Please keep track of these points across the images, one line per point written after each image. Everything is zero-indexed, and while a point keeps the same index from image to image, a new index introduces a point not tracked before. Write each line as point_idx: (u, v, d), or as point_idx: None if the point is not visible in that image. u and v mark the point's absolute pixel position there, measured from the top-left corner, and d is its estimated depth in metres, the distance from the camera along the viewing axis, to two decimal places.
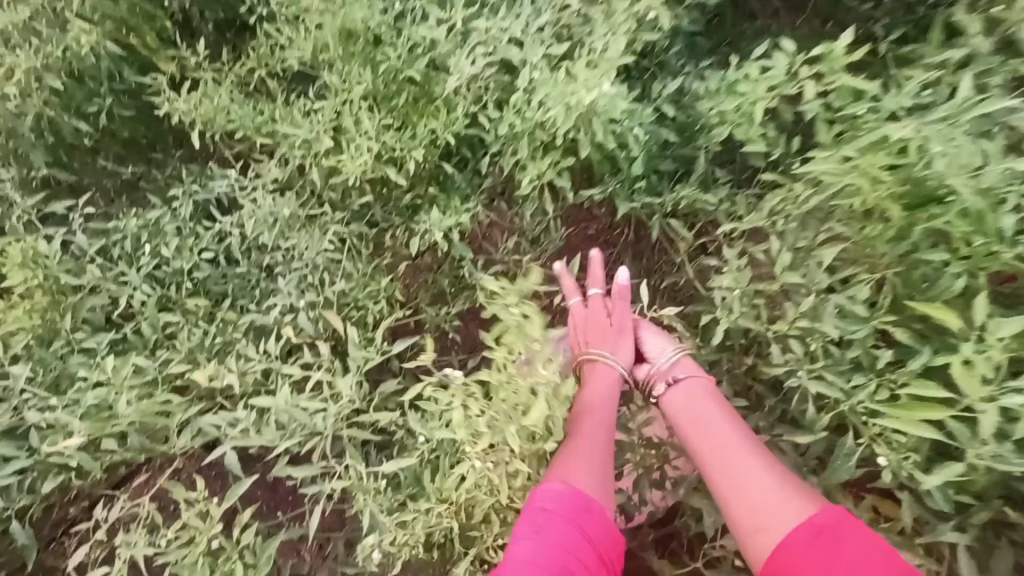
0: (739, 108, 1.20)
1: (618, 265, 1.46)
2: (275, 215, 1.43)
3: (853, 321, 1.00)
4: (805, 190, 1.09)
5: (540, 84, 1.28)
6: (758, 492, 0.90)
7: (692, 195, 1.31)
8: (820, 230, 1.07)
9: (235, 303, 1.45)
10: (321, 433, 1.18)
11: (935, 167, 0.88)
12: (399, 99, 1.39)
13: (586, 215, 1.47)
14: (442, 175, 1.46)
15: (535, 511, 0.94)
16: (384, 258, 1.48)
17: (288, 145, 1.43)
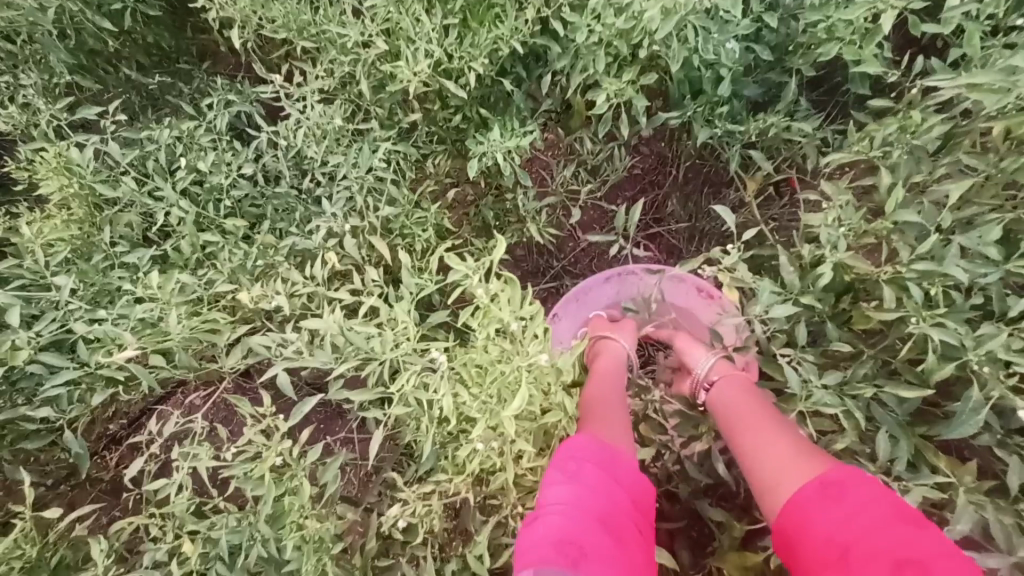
0: (851, 23, 1.06)
1: (665, 206, 1.42)
2: (324, 126, 1.33)
3: (981, 263, 0.91)
4: (928, 118, 1.02)
5: None
6: (775, 452, 0.84)
7: (780, 124, 1.19)
8: (938, 165, 1.00)
9: (275, 227, 1.38)
10: (377, 359, 1.14)
11: None
12: (455, 4, 1.25)
13: (634, 153, 1.42)
14: (498, 94, 1.33)
15: (564, 460, 0.86)
16: (429, 184, 1.39)
17: (337, 50, 1.30)
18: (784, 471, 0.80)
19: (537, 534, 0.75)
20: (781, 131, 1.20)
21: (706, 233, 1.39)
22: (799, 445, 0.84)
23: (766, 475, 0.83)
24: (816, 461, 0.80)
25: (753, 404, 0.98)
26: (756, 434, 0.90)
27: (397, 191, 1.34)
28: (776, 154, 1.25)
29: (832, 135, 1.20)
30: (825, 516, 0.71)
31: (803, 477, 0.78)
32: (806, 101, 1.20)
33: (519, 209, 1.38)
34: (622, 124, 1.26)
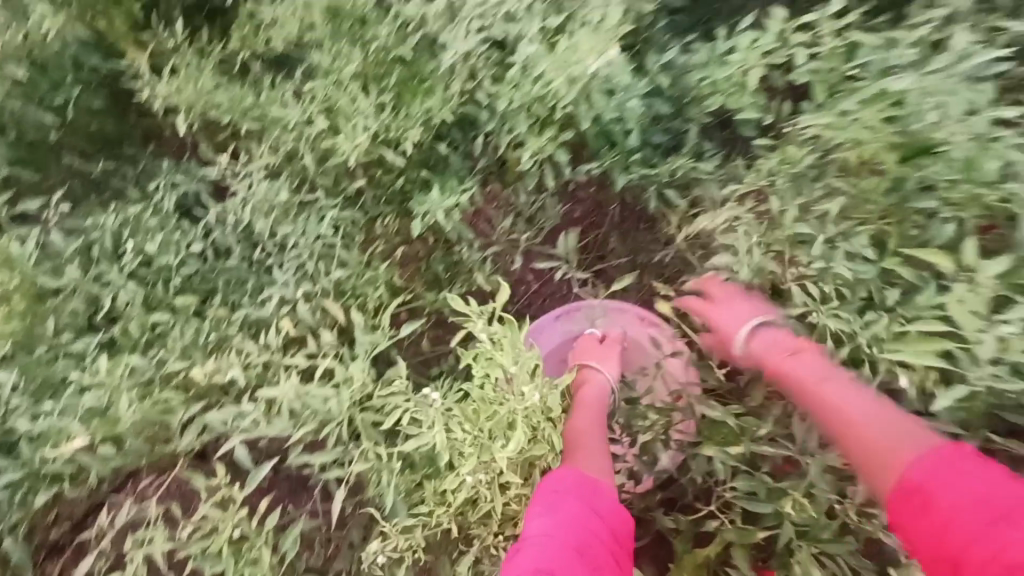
0: (731, 77, 1.24)
1: (605, 245, 1.53)
2: (271, 201, 1.40)
3: (861, 263, 1.09)
4: (800, 151, 1.20)
5: (538, 59, 1.28)
6: (870, 442, 0.87)
7: (687, 164, 1.34)
8: (816, 188, 1.17)
9: (226, 299, 1.40)
10: (335, 418, 1.19)
11: (928, 119, 1.02)
12: (388, 80, 1.36)
13: (571, 198, 1.52)
14: (436, 157, 1.43)
15: (545, 494, 0.94)
16: (378, 245, 1.45)
17: (281, 128, 1.39)
18: (874, 466, 0.84)
19: (519, 563, 0.82)
20: (688, 170, 1.35)
21: (642, 268, 1.50)
22: (888, 434, 0.86)
23: (868, 457, 0.85)
24: (904, 450, 0.81)
25: (834, 386, 1.01)
26: (844, 428, 0.93)
27: (347, 252, 1.41)
28: (689, 191, 1.39)
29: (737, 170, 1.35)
30: (913, 522, 0.74)
31: (892, 473, 0.80)
32: (709, 145, 1.36)
33: (464, 261, 1.47)
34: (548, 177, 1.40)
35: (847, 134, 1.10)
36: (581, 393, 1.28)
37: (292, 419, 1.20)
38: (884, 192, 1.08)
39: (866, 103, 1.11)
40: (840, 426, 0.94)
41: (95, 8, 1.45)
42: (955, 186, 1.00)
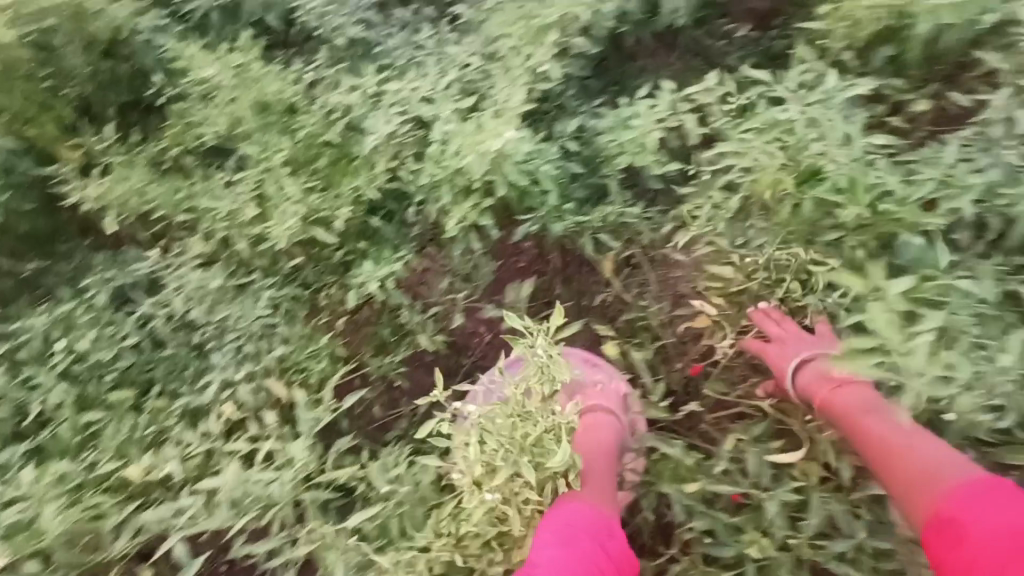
0: (634, 140, 1.39)
1: (551, 291, 1.57)
2: (203, 288, 1.41)
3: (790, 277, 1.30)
4: (721, 197, 1.38)
5: (454, 135, 1.39)
6: (908, 468, 0.91)
7: (619, 209, 1.46)
8: (744, 229, 1.37)
9: (166, 388, 1.39)
10: (277, 502, 1.17)
11: (813, 149, 1.25)
12: (318, 163, 1.44)
13: (513, 249, 1.57)
14: (372, 230, 1.49)
15: (559, 526, 1.00)
16: (321, 318, 1.48)
17: (211, 219, 1.43)
18: (913, 492, 0.88)
19: None
20: (616, 217, 1.47)
21: (591, 309, 1.54)
22: (926, 462, 0.90)
23: (910, 481, 0.89)
24: (940, 479, 0.86)
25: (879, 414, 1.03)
26: (881, 450, 0.97)
27: (291, 326, 1.44)
28: (620, 236, 1.50)
29: (655, 215, 1.48)
30: (949, 555, 0.78)
31: (927, 501, 0.85)
32: (631, 196, 1.48)
33: (404, 325, 1.50)
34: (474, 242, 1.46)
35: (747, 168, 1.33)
36: (591, 435, 1.24)
37: (235, 509, 1.16)
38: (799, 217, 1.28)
39: (759, 135, 1.34)
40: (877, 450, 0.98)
41: (23, 115, 1.47)
42: (845, 212, 1.19)
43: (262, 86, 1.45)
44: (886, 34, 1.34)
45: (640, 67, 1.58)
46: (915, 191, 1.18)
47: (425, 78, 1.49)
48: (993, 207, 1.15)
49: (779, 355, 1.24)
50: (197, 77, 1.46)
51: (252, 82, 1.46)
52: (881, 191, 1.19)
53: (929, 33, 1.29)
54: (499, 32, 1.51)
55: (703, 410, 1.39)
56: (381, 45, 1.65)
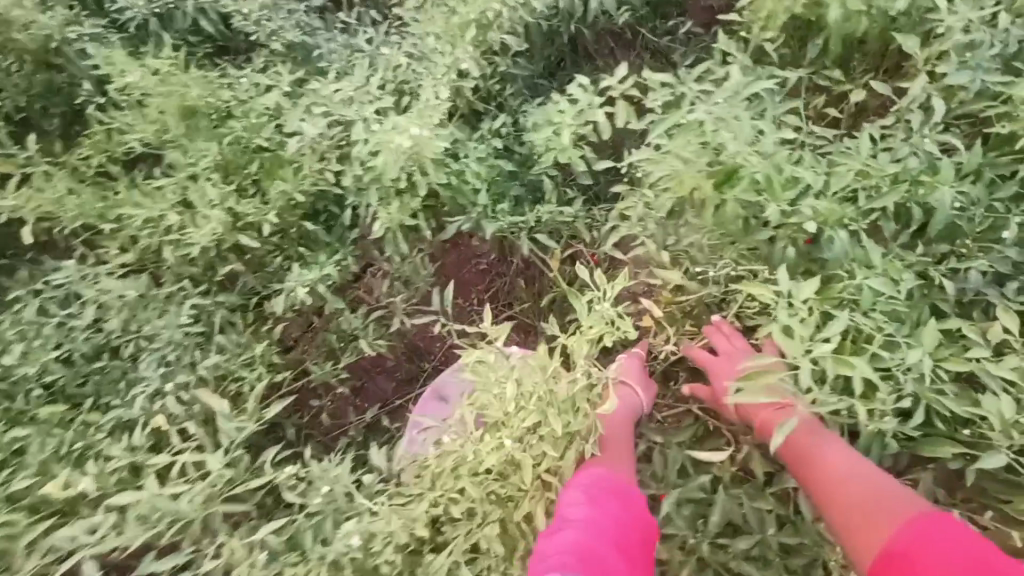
0: (549, 137, 1.43)
1: (508, 292, 1.57)
2: (122, 297, 1.38)
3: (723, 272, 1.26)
4: (652, 196, 1.34)
5: (377, 136, 1.42)
6: (861, 503, 0.82)
7: (552, 212, 1.45)
8: (678, 227, 1.32)
9: (98, 402, 1.37)
10: (187, 517, 1.12)
11: (734, 147, 1.23)
12: (250, 168, 1.46)
13: (474, 252, 1.59)
14: (309, 234, 1.51)
15: (589, 487, 0.99)
16: (264, 325, 1.51)
17: (132, 226, 1.40)
18: (868, 521, 0.78)
19: (559, 539, 0.89)
20: (553, 217, 1.46)
21: (549, 312, 1.52)
22: (885, 496, 0.81)
23: (857, 522, 0.80)
24: (895, 509, 0.77)
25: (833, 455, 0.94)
26: (837, 488, 0.88)
27: (239, 334, 1.47)
28: (561, 235, 1.48)
29: (596, 213, 1.46)
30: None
31: (878, 533, 0.75)
32: (571, 193, 1.48)
33: (347, 332, 1.54)
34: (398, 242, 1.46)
35: (669, 164, 1.30)
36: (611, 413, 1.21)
37: (140, 523, 1.12)
38: (721, 215, 1.27)
39: (679, 129, 1.31)
40: (829, 494, 0.88)
41: None
42: (766, 209, 1.21)
43: (183, 92, 1.46)
44: (811, 26, 1.35)
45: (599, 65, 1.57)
46: (834, 183, 1.17)
47: (353, 82, 1.49)
48: (913, 195, 1.13)
49: (718, 365, 1.20)
50: (120, 84, 1.47)
51: (175, 87, 1.47)
52: (793, 186, 1.20)
53: (849, 29, 1.30)
54: (423, 32, 1.55)
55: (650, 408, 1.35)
56: (321, 50, 1.63)
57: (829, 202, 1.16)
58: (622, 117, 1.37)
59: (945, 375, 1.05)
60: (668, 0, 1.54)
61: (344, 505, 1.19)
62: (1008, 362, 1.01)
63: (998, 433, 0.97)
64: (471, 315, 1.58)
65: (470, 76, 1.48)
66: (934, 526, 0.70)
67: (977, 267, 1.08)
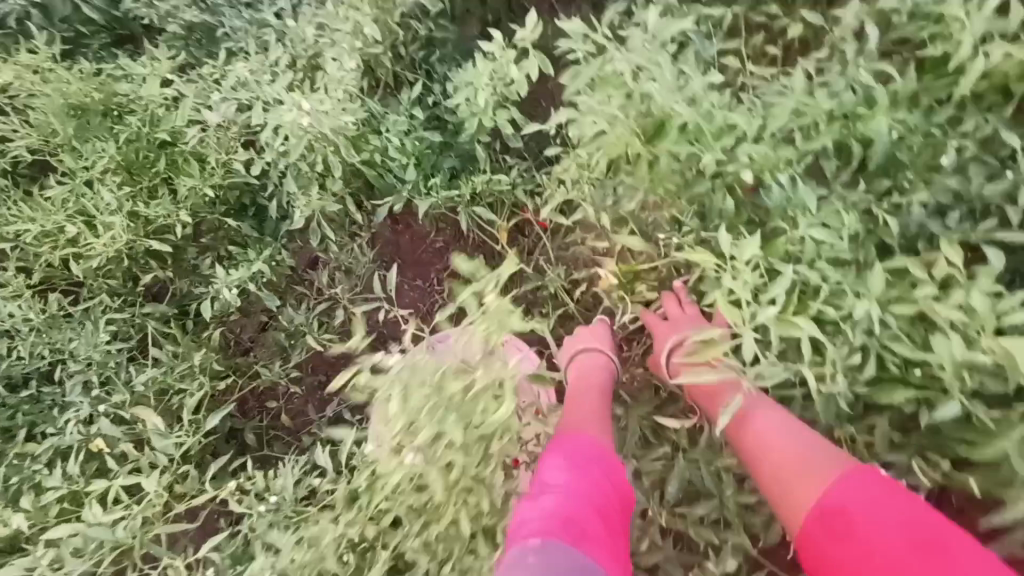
0: (472, 100, 1.33)
1: (465, 268, 1.53)
2: (26, 321, 1.28)
3: (668, 230, 1.25)
4: (592, 156, 1.29)
5: (274, 116, 1.27)
6: (795, 455, 0.84)
7: (486, 181, 1.38)
8: (615, 184, 1.29)
9: (34, 431, 1.29)
10: (129, 543, 1.10)
11: (660, 99, 1.17)
12: (157, 166, 1.35)
13: (427, 231, 1.54)
14: (237, 232, 1.43)
15: (571, 452, 0.96)
16: (206, 331, 1.43)
17: (28, 243, 1.29)
18: (803, 473, 0.81)
19: (541, 507, 0.86)
20: (487, 185, 1.39)
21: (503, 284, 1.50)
22: (819, 449, 0.84)
23: (789, 479, 0.83)
24: (830, 464, 0.80)
25: (777, 411, 0.95)
26: (771, 442, 0.90)
27: (176, 345, 1.39)
28: (503, 206, 1.44)
29: (539, 177, 1.43)
30: (835, 550, 0.72)
31: (813, 486, 0.79)
32: (506, 158, 1.44)
33: (293, 327, 1.47)
34: (329, 232, 1.39)
35: (604, 117, 1.23)
36: (585, 378, 1.20)
37: (80, 556, 1.10)
38: (654, 165, 1.23)
39: (603, 87, 1.25)
40: (763, 448, 0.90)
41: None
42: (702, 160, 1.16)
43: (63, 88, 1.31)
44: None
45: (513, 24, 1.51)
46: (762, 126, 1.14)
47: (253, 61, 1.37)
48: (850, 130, 1.09)
49: (663, 330, 1.19)
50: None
51: (58, 83, 1.33)
52: (727, 130, 1.15)
53: None
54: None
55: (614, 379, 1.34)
56: (225, 28, 1.49)
57: (766, 146, 1.12)
58: (540, 70, 1.27)
59: (894, 320, 1.02)
60: None
61: (295, 509, 1.22)
62: (952, 299, 0.96)
63: (948, 376, 0.94)
64: (433, 295, 1.54)
65: (378, 43, 1.36)
66: (882, 490, 0.74)
67: (919, 202, 1.06)
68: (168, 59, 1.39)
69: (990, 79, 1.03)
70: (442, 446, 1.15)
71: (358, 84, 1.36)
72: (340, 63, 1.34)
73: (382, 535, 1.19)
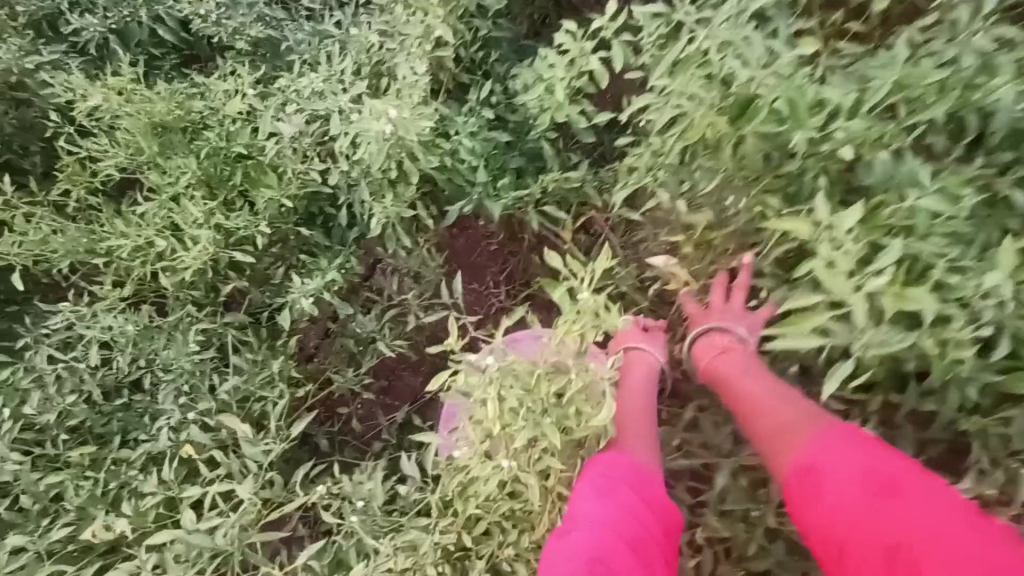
0: (542, 100, 1.32)
1: (525, 271, 1.53)
2: (121, 333, 1.33)
3: (749, 217, 1.19)
4: (666, 141, 1.24)
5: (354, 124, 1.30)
6: (783, 430, 0.93)
7: (557, 179, 1.35)
8: (691, 169, 1.24)
9: (127, 437, 1.35)
10: (225, 550, 1.13)
11: (745, 77, 1.09)
12: (234, 179, 1.38)
13: (483, 235, 1.53)
14: (309, 241, 1.45)
15: (599, 477, 1.01)
16: (281, 338, 1.45)
17: (120, 258, 1.34)
18: (784, 453, 0.90)
19: (574, 541, 0.91)
20: (559, 184, 1.36)
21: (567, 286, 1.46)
22: (786, 424, 0.94)
23: (781, 450, 0.91)
24: (804, 437, 0.89)
25: (772, 390, 1.02)
26: (765, 421, 0.97)
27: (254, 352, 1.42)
28: (570, 203, 1.41)
29: (606, 174, 1.40)
30: (814, 513, 0.81)
31: (792, 463, 0.88)
32: (574, 156, 1.41)
33: (364, 334, 1.48)
34: (400, 236, 1.39)
35: (687, 102, 1.19)
36: (628, 379, 1.22)
37: (182, 561, 1.15)
38: (732, 152, 1.15)
39: (677, 64, 1.21)
40: (760, 430, 0.97)
41: None
42: (792, 138, 1.06)
43: (148, 108, 1.36)
44: None
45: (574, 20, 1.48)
46: (869, 98, 1.02)
47: (322, 72, 1.39)
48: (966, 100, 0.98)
49: (721, 317, 1.18)
50: (84, 109, 1.39)
51: (143, 104, 1.38)
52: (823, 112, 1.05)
53: None
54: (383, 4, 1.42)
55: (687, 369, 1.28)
56: (288, 42, 1.51)
57: (865, 120, 1.01)
58: (621, 58, 1.23)
59: None
60: None
61: (383, 516, 1.24)
62: None
63: None
64: (493, 300, 1.53)
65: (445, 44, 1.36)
66: (866, 458, 0.80)
67: None
68: (243, 75, 1.42)
69: None
70: (532, 450, 1.14)
71: (428, 87, 1.34)
72: (407, 70, 1.35)
73: (469, 543, 1.18)
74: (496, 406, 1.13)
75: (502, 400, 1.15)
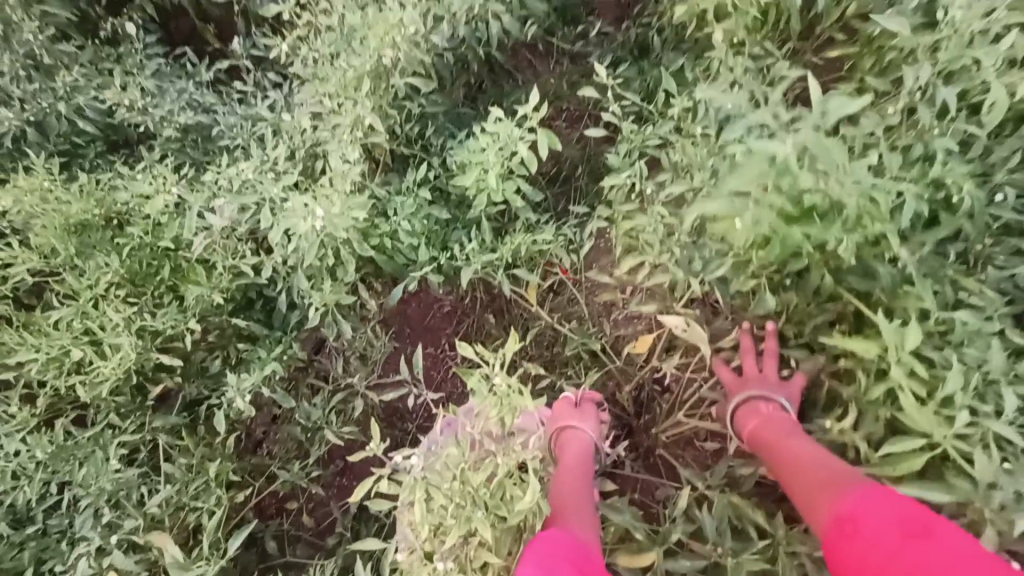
0: (478, 181, 1.32)
1: (480, 332, 1.49)
2: (33, 453, 1.21)
3: (695, 268, 1.27)
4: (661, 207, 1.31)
5: (282, 216, 1.28)
6: (822, 479, 0.90)
7: (525, 241, 1.36)
8: (687, 225, 1.28)
9: (39, 569, 1.20)
10: None
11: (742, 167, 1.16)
12: (161, 275, 1.32)
13: (434, 299, 1.50)
14: (246, 329, 1.38)
15: (542, 551, 0.90)
16: (220, 436, 1.35)
17: (32, 370, 1.24)
18: (817, 507, 0.86)
19: None
20: (532, 245, 1.37)
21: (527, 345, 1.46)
22: (820, 475, 0.91)
23: (818, 495, 0.87)
24: (839, 487, 0.85)
25: (807, 448, 1.00)
26: (804, 474, 0.94)
27: (189, 457, 1.31)
28: (538, 265, 1.41)
29: (572, 232, 1.42)
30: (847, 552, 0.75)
31: (828, 510, 0.83)
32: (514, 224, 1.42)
33: (310, 423, 1.39)
34: (343, 323, 1.35)
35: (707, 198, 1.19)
36: (564, 454, 1.20)
37: None
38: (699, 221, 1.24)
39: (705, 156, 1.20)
40: (797, 485, 0.93)
41: None
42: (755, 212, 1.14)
43: (64, 209, 1.29)
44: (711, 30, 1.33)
45: (508, 91, 1.51)
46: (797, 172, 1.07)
47: (252, 159, 1.37)
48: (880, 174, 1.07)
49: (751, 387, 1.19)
50: None
51: (58, 202, 1.31)
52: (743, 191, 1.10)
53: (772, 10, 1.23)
54: (314, 86, 1.42)
55: (655, 429, 1.38)
56: (220, 126, 1.49)
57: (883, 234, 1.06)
58: (548, 144, 1.28)
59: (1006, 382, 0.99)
60: (576, 3, 1.46)
61: None
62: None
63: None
64: (449, 363, 1.49)
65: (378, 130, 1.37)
66: (885, 501, 0.76)
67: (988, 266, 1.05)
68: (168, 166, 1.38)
69: (982, 101, 1.05)
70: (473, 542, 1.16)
71: (362, 172, 1.35)
72: (342, 154, 1.34)
73: None
74: (437, 498, 1.17)
75: (431, 496, 1.19)
